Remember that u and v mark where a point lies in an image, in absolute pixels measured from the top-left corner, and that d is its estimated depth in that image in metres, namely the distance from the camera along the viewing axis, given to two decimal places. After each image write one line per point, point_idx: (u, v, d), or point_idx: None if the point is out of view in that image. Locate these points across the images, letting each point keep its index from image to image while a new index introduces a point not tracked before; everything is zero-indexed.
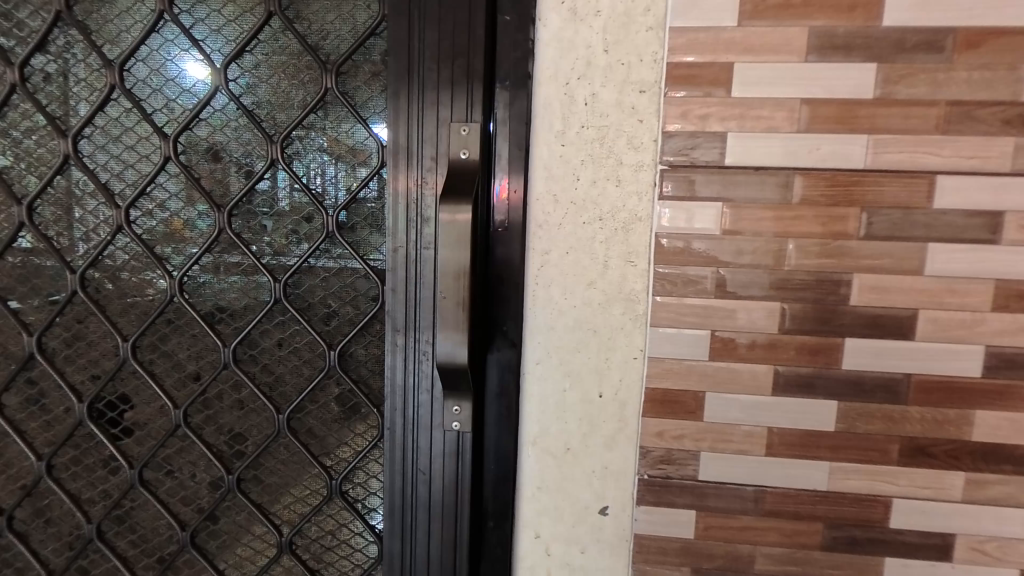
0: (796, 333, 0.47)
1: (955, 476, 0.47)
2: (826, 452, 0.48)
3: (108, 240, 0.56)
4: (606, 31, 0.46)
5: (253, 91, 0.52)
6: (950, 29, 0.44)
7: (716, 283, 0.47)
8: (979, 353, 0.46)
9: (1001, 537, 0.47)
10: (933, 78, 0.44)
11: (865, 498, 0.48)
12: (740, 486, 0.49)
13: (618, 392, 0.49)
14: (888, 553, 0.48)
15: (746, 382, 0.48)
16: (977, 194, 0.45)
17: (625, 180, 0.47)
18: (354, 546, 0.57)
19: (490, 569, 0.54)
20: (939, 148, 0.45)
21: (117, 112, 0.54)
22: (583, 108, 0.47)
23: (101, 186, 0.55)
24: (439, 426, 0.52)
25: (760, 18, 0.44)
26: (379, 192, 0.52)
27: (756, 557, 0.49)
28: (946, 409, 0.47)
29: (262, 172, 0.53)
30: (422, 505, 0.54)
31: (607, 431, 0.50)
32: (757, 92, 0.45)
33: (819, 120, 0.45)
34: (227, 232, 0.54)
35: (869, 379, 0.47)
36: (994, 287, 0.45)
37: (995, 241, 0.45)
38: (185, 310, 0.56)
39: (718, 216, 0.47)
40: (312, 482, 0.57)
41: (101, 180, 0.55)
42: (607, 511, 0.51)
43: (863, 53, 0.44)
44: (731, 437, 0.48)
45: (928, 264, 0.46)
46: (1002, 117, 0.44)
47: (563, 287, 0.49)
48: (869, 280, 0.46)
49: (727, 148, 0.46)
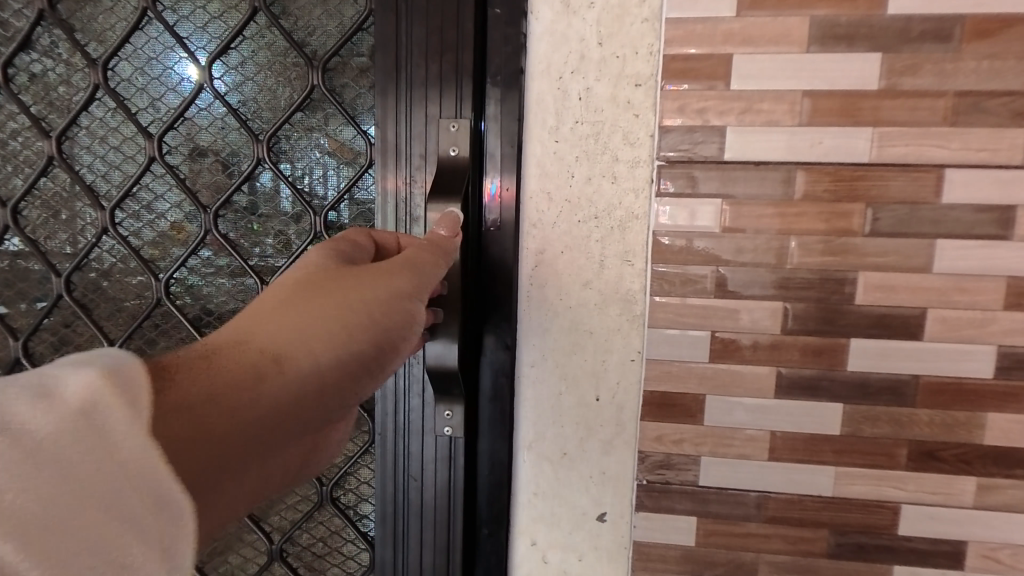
0: (799, 333, 0.46)
1: (966, 481, 0.45)
2: (831, 457, 0.46)
3: (94, 242, 0.55)
4: (600, 23, 0.45)
5: (241, 90, 0.51)
6: (957, 18, 0.42)
7: (716, 283, 0.46)
8: (990, 353, 0.44)
9: (1013, 544, 0.46)
10: (940, 69, 0.43)
11: (871, 504, 0.46)
12: (742, 492, 0.47)
13: (615, 396, 0.48)
14: (895, 561, 0.47)
15: (748, 384, 0.46)
16: (986, 188, 0.43)
17: (621, 177, 0.46)
18: (345, 553, 0.56)
19: None
20: (947, 141, 0.43)
21: (102, 112, 0.53)
22: (577, 103, 0.46)
23: (87, 188, 0.54)
24: (431, 431, 0.51)
25: (760, 9, 0.43)
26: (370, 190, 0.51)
27: (759, 564, 0.48)
28: (957, 412, 0.45)
29: (250, 171, 0.52)
30: (414, 511, 0.52)
31: (604, 435, 0.48)
32: (756, 85, 0.44)
33: (821, 113, 0.44)
34: (214, 234, 0.53)
35: (875, 380, 0.45)
36: (1005, 284, 0.44)
37: (1005, 236, 0.43)
38: (173, 314, 0.55)
39: (717, 214, 0.45)
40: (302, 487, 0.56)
41: (87, 182, 0.54)
42: (604, 518, 0.49)
43: (866, 44, 0.43)
44: (732, 441, 0.47)
45: (936, 261, 0.44)
46: (1015, 108, 0.42)
47: (558, 288, 0.48)
48: (873, 278, 0.45)
49: (725, 143, 0.44)
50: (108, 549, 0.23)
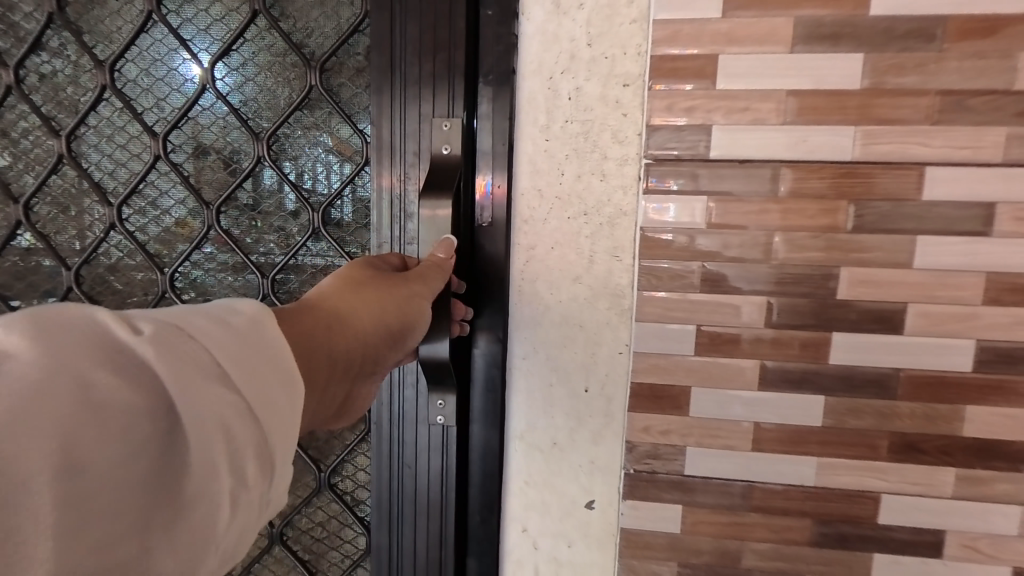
0: (784, 327, 0.47)
1: (948, 472, 0.46)
2: (815, 448, 0.48)
3: (101, 238, 0.57)
4: (590, 24, 0.46)
5: (242, 90, 0.53)
6: (942, 18, 0.43)
7: (703, 278, 0.47)
8: (971, 347, 0.45)
9: (994, 534, 0.47)
10: (924, 68, 0.44)
11: (854, 494, 0.48)
12: (728, 482, 0.49)
13: (604, 387, 0.49)
14: (878, 549, 0.48)
15: (734, 377, 0.48)
16: (968, 185, 0.44)
17: (610, 174, 0.47)
18: (343, 538, 0.58)
19: (477, 562, 0.54)
20: (930, 139, 0.44)
21: (109, 111, 0.55)
22: (567, 103, 0.47)
23: (94, 185, 0.56)
24: (426, 420, 0.53)
25: (746, 9, 0.44)
26: (366, 187, 0.53)
27: (745, 552, 0.49)
28: (940, 405, 0.46)
29: (250, 169, 0.54)
30: (409, 498, 0.54)
31: (593, 426, 0.50)
32: (742, 83, 0.45)
33: (806, 112, 0.45)
34: (216, 230, 0.55)
35: (858, 373, 0.47)
36: (987, 279, 0.44)
37: (987, 233, 0.44)
38: (178, 309, 0.57)
39: (704, 211, 0.46)
40: (301, 474, 0.58)
41: (95, 179, 0.56)
42: (594, 506, 0.51)
43: (852, 43, 0.44)
44: (719, 431, 0.48)
45: (919, 257, 0.45)
46: (997, 106, 0.43)
47: (549, 283, 0.49)
48: (858, 273, 0.46)
49: (712, 141, 0.45)
50: (272, 412, 0.27)
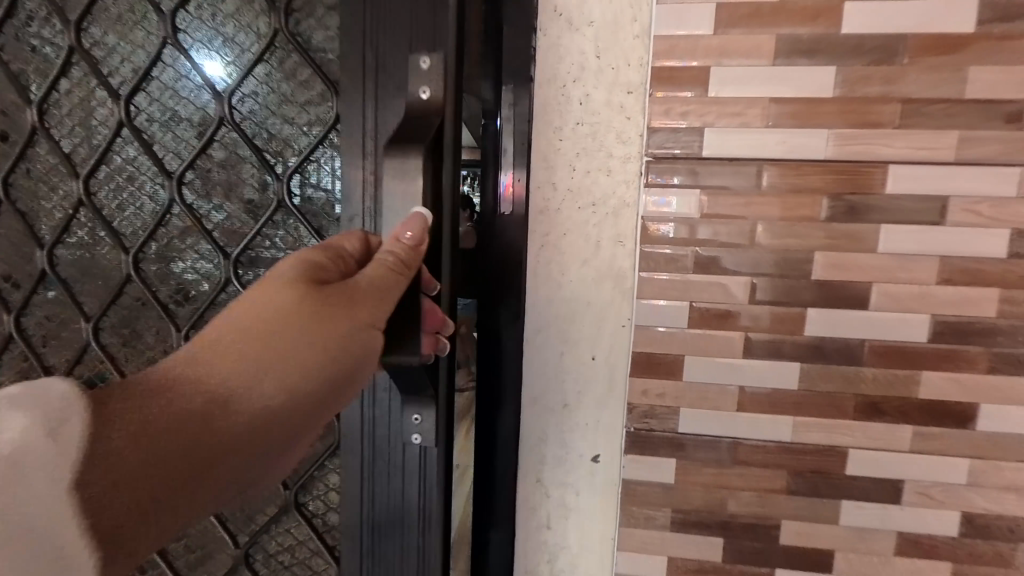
0: (765, 304, 0.54)
1: (905, 429, 0.54)
2: (791, 409, 0.55)
3: (74, 212, 0.62)
4: (597, 38, 0.53)
5: (205, 42, 0.54)
6: (904, 36, 0.50)
7: (695, 261, 0.54)
8: (927, 321, 0.52)
9: (944, 483, 0.54)
10: (887, 79, 0.50)
11: (824, 449, 0.55)
12: (715, 438, 0.56)
13: (608, 356, 0.56)
14: (845, 497, 0.55)
15: (721, 347, 0.55)
16: (925, 181, 0.51)
17: (615, 170, 0.54)
18: (311, 561, 0.61)
19: (495, 513, 0.61)
20: (893, 141, 0.51)
21: (79, 76, 0.59)
22: (578, 108, 0.54)
23: (66, 159, 0.61)
24: (396, 441, 0.53)
25: (735, 26, 0.51)
26: (323, 152, 0.53)
27: (729, 500, 0.57)
28: (899, 371, 0.53)
29: (211, 128, 0.55)
30: (376, 521, 0.55)
31: (599, 390, 0.57)
32: (731, 92, 0.52)
33: (785, 116, 0.52)
34: (180, 198, 0.58)
35: (829, 344, 0.54)
36: (940, 263, 0.52)
37: (941, 222, 0.51)
38: (141, 286, 0.60)
39: (696, 203, 0.53)
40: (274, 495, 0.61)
41: (67, 152, 0.61)
42: (599, 460, 0.58)
43: (825, 57, 0.51)
44: (707, 395, 0.56)
45: (882, 243, 0.52)
46: (950, 113, 0.50)
47: (560, 265, 0.56)
48: (829, 257, 0.53)
49: (704, 142, 0.52)
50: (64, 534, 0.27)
